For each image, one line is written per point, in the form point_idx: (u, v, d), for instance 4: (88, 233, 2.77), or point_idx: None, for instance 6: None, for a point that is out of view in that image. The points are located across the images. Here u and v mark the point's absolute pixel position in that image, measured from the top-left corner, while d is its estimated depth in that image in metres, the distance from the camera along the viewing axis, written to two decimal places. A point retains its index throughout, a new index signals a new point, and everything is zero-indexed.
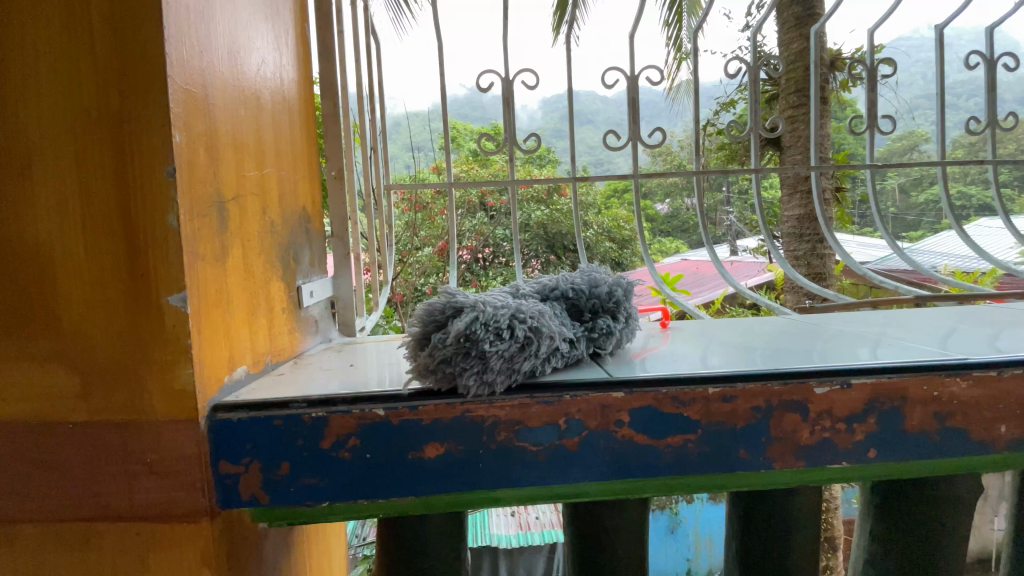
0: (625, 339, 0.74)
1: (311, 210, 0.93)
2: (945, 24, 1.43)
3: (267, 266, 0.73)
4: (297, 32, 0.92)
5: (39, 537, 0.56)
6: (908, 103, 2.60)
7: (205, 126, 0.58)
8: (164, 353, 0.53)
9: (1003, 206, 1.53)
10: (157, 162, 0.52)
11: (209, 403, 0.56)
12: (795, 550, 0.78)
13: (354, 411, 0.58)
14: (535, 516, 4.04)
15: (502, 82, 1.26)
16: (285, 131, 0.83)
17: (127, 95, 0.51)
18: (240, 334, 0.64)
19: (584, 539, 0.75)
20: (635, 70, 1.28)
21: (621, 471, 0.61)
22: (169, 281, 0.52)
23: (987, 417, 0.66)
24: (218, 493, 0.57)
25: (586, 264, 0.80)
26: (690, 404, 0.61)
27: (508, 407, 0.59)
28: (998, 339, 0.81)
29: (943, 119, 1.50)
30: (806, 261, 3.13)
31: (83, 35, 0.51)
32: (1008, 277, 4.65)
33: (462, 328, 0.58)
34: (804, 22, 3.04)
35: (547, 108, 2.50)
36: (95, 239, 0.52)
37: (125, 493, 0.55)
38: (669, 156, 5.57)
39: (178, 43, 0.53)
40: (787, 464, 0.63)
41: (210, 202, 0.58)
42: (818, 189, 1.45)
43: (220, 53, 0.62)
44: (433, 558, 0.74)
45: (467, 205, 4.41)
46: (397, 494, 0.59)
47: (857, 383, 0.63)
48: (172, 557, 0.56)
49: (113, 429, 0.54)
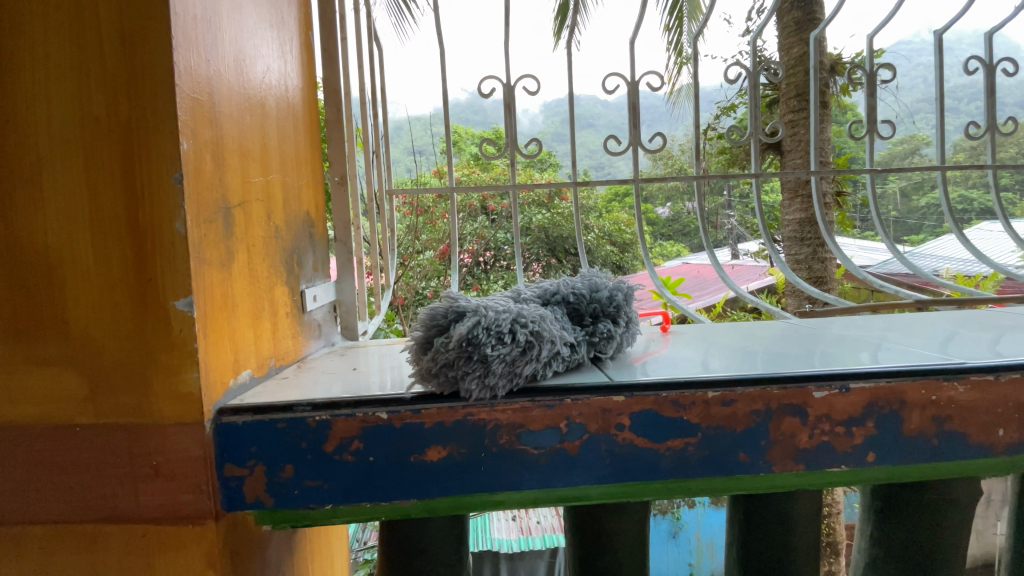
0: (626, 343, 0.74)
1: (314, 214, 0.94)
2: (945, 28, 1.44)
3: (272, 270, 0.74)
4: (302, 39, 0.93)
5: (46, 538, 0.56)
6: (907, 107, 2.61)
7: (211, 133, 0.59)
8: (170, 356, 0.54)
9: (1004, 209, 1.53)
10: (165, 168, 0.52)
11: (214, 406, 0.57)
12: (794, 552, 0.78)
13: (358, 414, 0.59)
14: (537, 521, 4.04)
15: (504, 88, 1.27)
16: (290, 137, 0.85)
17: (136, 102, 0.52)
18: (245, 338, 0.65)
19: (585, 543, 0.75)
20: (636, 75, 1.29)
21: (621, 474, 0.62)
22: (176, 286, 0.53)
23: (986, 421, 0.66)
24: (223, 495, 0.58)
25: (586, 269, 0.81)
26: (689, 407, 0.62)
27: (509, 411, 0.60)
28: (997, 344, 0.81)
29: (943, 123, 1.51)
30: (807, 265, 3.14)
31: (92, 43, 0.52)
32: (1008, 280, 4.65)
33: (464, 332, 0.59)
34: (804, 27, 3.05)
35: (547, 112, 2.51)
36: (104, 243, 0.53)
37: (130, 496, 0.56)
38: (670, 160, 5.58)
39: (185, 51, 0.54)
40: (786, 467, 0.64)
41: (216, 207, 0.59)
42: (817, 193, 1.45)
43: (226, 60, 0.63)
44: (435, 560, 0.74)
45: (468, 208, 4.40)
46: (399, 497, 0.60)
47: (856, 387, 0.64)
48: (177, 559, 0.56)
49: (120, 432, 0.55)
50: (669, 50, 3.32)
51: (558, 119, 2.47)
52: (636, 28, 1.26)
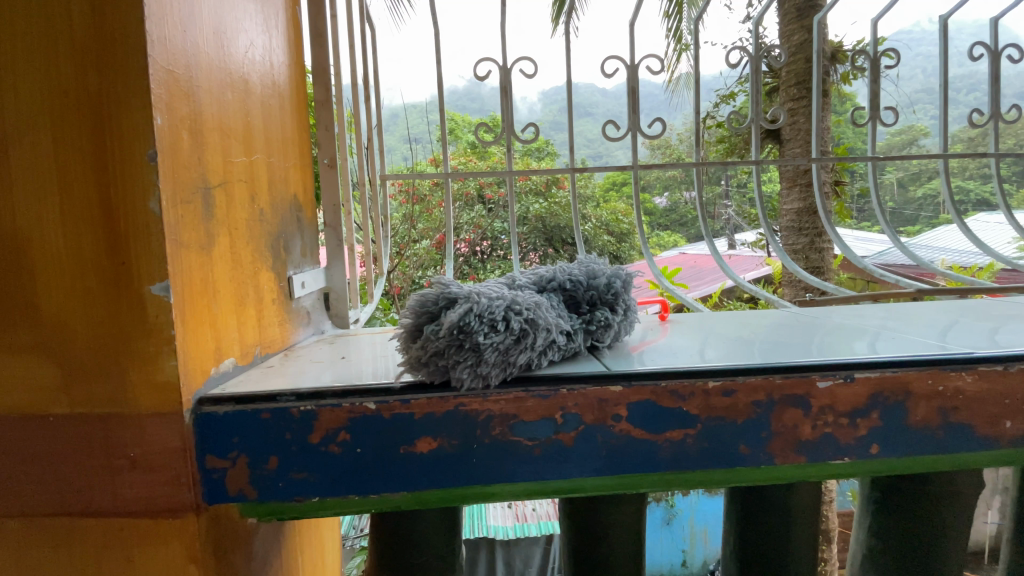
0: (624, 332, 0.72)
1: (302, 199, 0.91)
2: (950, 14, 1.41)
3: (256, 254, 0.71)
4: (288, 15, 0.89)
5: (22, 532, 0.54)
6: (908, 97, 2.58)
7: (188, 109, 0.56)
8: (147, 344, 0.51)
9: (1006, 200, 1.51)
10: (138, 145, 0.50)
11: (193, 396, 0.55)
12: (792, 545, 0.77)
13: (344, 404, 0.57)
14: (532, 508, 4.05)
15: (500, 71, 1.24)
16: (275, 117, 0.81)
17: (106, 74, 0.49)
18: (227, 324, 0.62)
19: (580, 535, 0.73)
20: (636, 58, 1.25)
21: (617, 467, 0.60)
22: (152, 269, 0.50)
23: (993, 413, 0.64)
24: (204, 488, 0.55)
25: (583, 256, 0.78)
26: (689, 398, 0.60)
27: (502, 401, 0.58)
28: (998, 333, 0.79)
29: (947, 112, 1.48)
30: (805, 254, 3.13)
31: (60, 12, 0.49)
32: (1005, 271, 4.67)
33: (456, 319, 0.56)
34: (805, 14, 3.02)
35: (545, 100, 2.46)
36: (75, 222, 0.50)
37: (108, 488, 0.53)
38: (666, 149, 5.50)
39: (159, 22, 0.51)
40: (788, 460, 0.62)
41: (195, 187, 0.56)
42: (817, 182, 1.40)
43: (205, 33, 0.60)
44: (427, 553, 0.72)
45: (465, 197, 4.34)
46: (388, 489, 0.58)
47: (861, 377, 0.61)
48: (159, 553, 0.54)
49: (96, 422, 0.52)
50: (669, 37, 3.27)
51: (557, 107, 2.41)
52: (636, 11, 1.22)
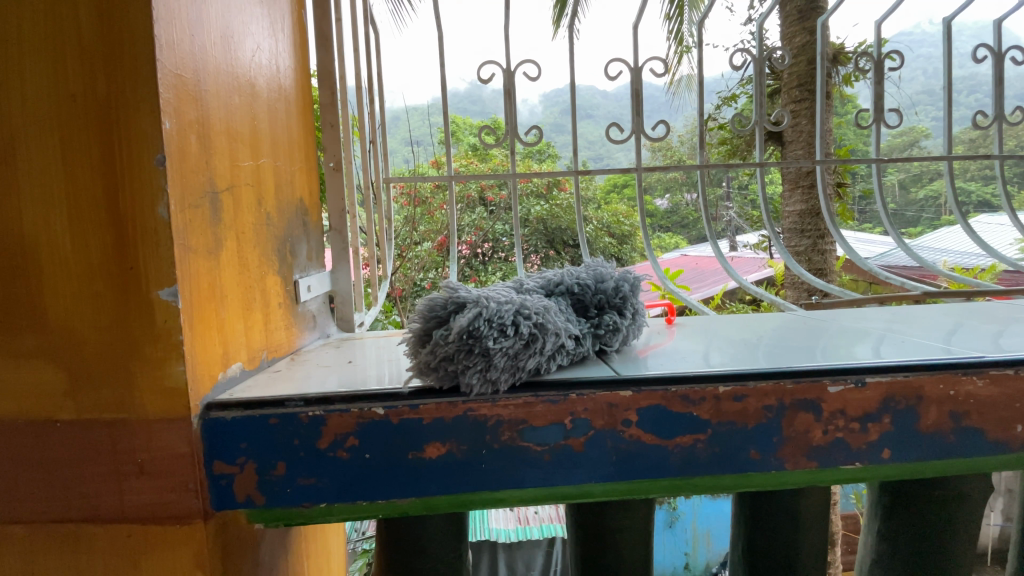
0: (632, 335, 0.72)
1: (308, 202, 0.91)
2: (953, 16, 1.40)
3: (263, 259, 0.70)
4: (293, 19, 0.89)
5: (28, 538, 0.54)
6: (910, 98, 2.58)
7: (196, 113, 0.56)
8: (155, 349, 0.51)
9: (1010, 202, 1.51)
10: (146, 149, 0.49)
11: (201, 402, 0.54)
12: (802, 550, 0.76)
13: (353, 409, 0.56)
14: (534, 510, 4.05)
15: (503, 74, 1.24)
16: (281, 120, 0.81)
17: (115, 78, 0.49)
18: (235, 329, 0.62)
19: (587, 541, 0.73)
20: (640, 61, 1.25)
21: (627, 472, 0.59)
22: (160, 274, 0.50)
23: (1005, 417, 0.64)
24: (212, 494, 0.55)
25: (590, 260, 0.78)
26: (700, 403, 0.59)
27: (511, 406, 0.57)
28: (1003, 336, 0.79)
29: (950, 114, 1.48)
30: (806, 257, 3.14)
31: (68, 17, 0.49)
32: (1007, 273, 4.65)
33: (465, 324, 0.56)
34: (807, 16, 3.03)
35: (547, 102, 2.46)
36: (82, 226, 0.50)
37: (114, 494, 0.53)
38: (666, 151, 5.51)
39: (168, 25, 0.51)
40: (798, 465, 0.61)
41: (203, 191, 0.56)
42: (820, 184, 1.40)
43: (212, 37, 0.60)
44: (434, 559, 0.72)
45: (467, 199, 4.35)
46: (397, 495, 0.58)
47: (872, 382, 0.61)
48: (165, 560, 0.54)
49: (103, 428, 0.52)
50: (670, 39, 3.27)
51: (558, 110, 2.41)
52: (638, 14, 1.22)
